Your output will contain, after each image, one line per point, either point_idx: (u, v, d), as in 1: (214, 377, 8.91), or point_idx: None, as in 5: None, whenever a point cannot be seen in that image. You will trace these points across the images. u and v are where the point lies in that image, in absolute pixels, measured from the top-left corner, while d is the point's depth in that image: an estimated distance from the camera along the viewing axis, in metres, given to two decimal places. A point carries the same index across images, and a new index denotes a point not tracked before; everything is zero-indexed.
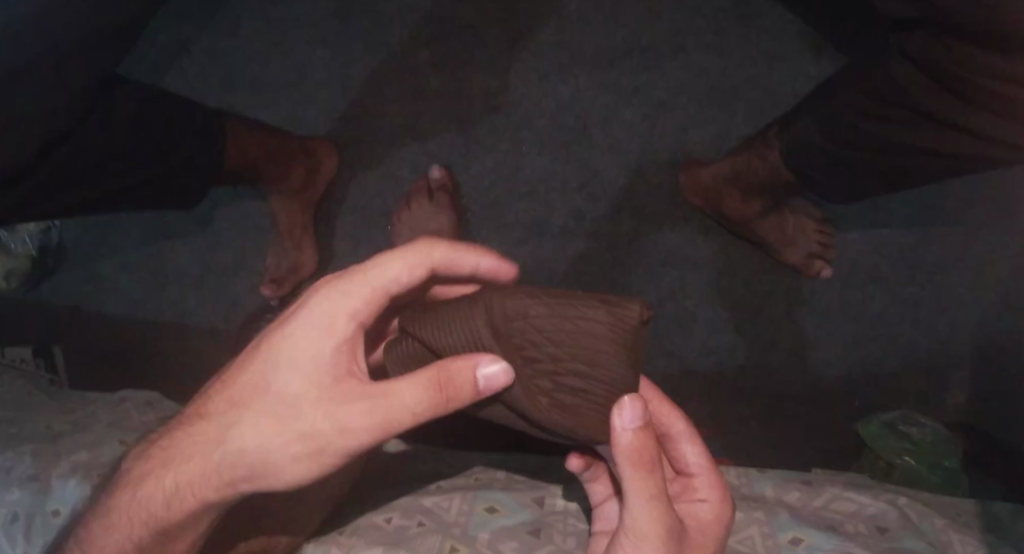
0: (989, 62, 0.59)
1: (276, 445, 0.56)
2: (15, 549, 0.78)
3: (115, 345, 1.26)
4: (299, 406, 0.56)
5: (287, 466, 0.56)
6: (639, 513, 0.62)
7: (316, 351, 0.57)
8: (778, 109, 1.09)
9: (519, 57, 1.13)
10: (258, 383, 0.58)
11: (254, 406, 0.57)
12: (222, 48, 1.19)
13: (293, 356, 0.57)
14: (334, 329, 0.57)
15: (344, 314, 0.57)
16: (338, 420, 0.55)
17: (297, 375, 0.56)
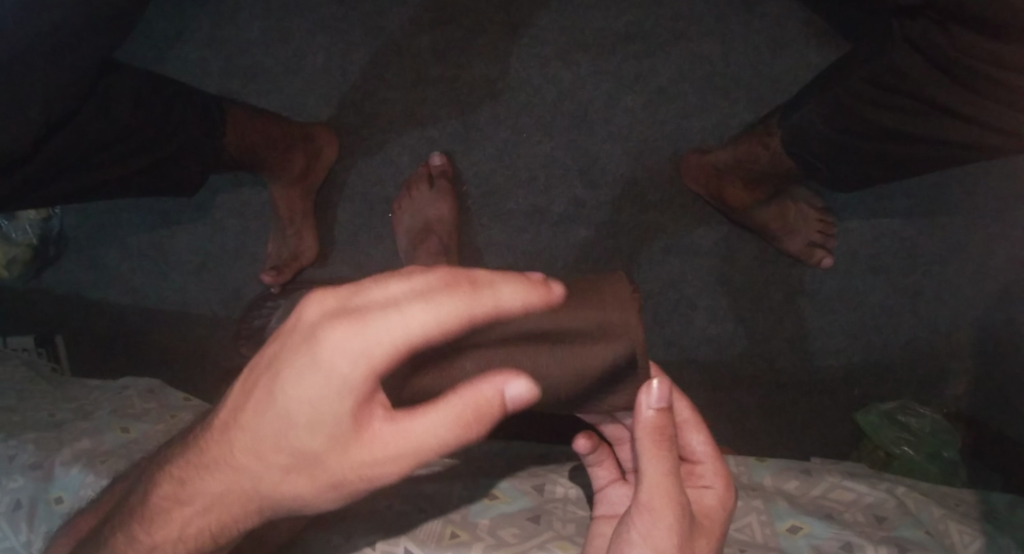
0: (991, 51, 0.60)
1: (301, 491, 0.48)
2: (18, 536, 0.80)
3: (116, 331, 1.26)
4: (315, 455, 0.46)
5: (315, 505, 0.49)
6: (655, 485, 0.64)
7: (318, 399, 0.44)
8: (781, 97, 1.08)
9: (520, 43, 1.12)
10: (263, 431, 0.47)
11: (264, 453, 0.48)
12: (221, 33, 1.18)
13: (303, 411, 0.45)
14: (334, 376, 0.43)
15: (342, 354, 0.42)
16: (360, 461, 0.46)
17: (311, 432, 0.45)
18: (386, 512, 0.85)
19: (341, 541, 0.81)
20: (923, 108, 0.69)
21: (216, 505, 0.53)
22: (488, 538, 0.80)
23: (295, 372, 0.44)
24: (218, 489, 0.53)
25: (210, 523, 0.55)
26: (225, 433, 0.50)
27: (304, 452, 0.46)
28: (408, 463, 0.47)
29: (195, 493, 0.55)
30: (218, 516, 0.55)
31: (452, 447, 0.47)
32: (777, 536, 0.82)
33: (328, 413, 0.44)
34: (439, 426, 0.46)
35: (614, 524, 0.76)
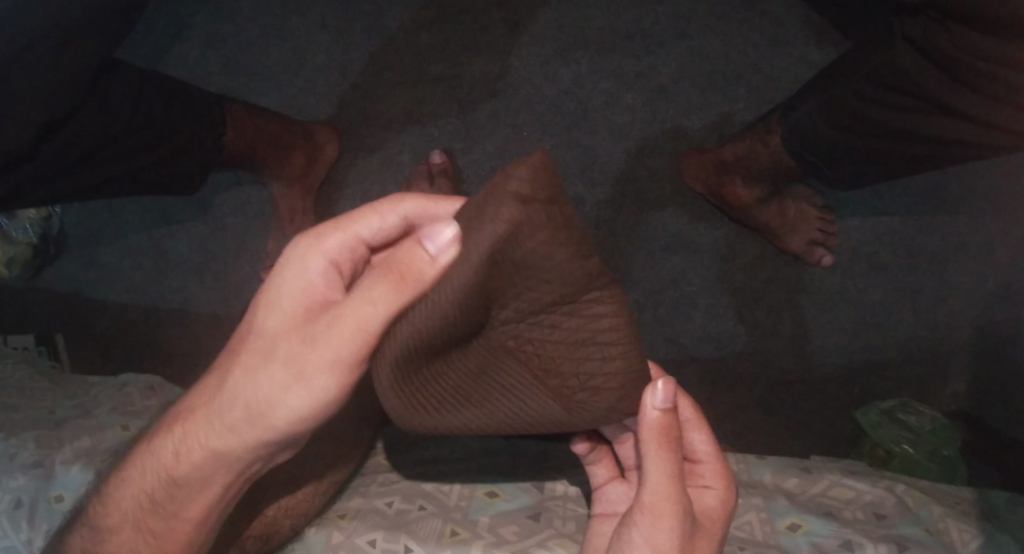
0: (991, 47, 0.60)
1: (268, 378, 0.60)
2: (18, 536, 0.80)
3: (116, 329, 1.26)
4: (280, 339, 0.60)
5: (280, 396, 0.60)
6: (657, 486, 0.64)
7: (290, 289, 0.61)
8: (782, 95, 1.08)
9: (520, 41, 1.12)
10: (249, 326, 0.62)
11: (247, 348, 0.61)
12: (221, 31, 1.17)
13: (275, 295, 0.61)
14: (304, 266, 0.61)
15: (316, 252, 0.61)
16: (316, 339, 0.59)
17: (279, 310, 0.61)
18: (386, 510, 0.85)
19: (340, 540, 0.82)
20: (923, 106, 0.69)
21: (205, 423, 0.64)
22: (488, 535, 0.81)
23: (277, 272, 0.62)
24: (209, 406, 0.64)
25: (198, 446, 0.65)
26: (226, 351, 0.64)
27: (275, 340, 0.60)
28: (352, 332, 0.57)
29: (191, 414, 0.66)
30: (202, 433, 0.64)
31: (391, 316, 0.56)
32: (778, 534, 0.82)
33: (293, 292, 0.60)
34: (379, 293, 0.56)
35: (612, 523, 0.76)
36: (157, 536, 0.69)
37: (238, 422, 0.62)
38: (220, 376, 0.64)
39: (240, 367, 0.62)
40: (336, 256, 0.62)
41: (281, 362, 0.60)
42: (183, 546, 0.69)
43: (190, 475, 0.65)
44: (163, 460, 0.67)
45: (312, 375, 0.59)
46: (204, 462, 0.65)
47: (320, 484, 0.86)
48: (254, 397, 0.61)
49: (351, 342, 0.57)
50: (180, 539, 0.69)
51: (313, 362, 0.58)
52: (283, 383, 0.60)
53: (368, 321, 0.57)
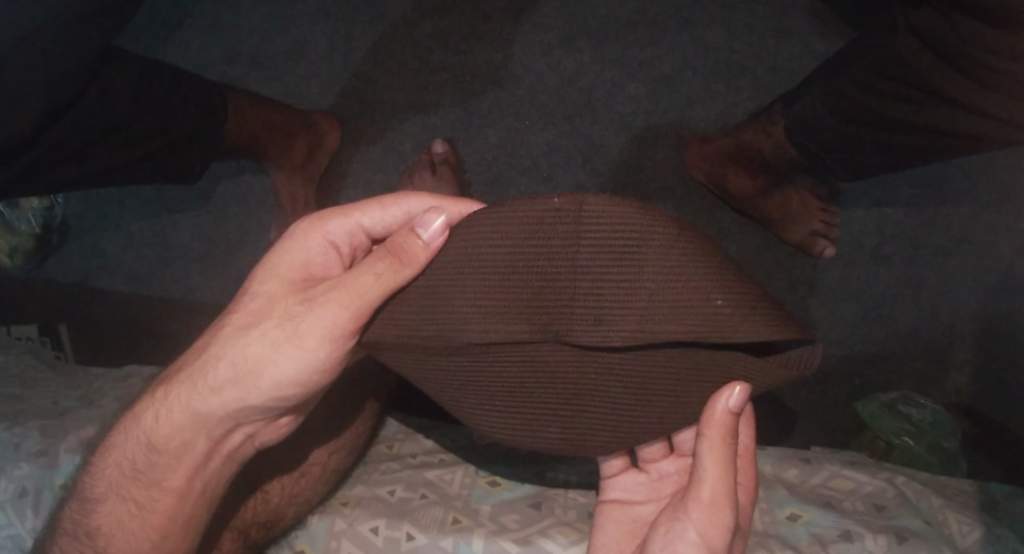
0: (992, 37, 0.60)
1: (257, 336, 0.64)
2: (24, 523, 0.82)
3: (118, 318, 1.27)
4: (274, 302, 0.65)
5: (266, 353, 0.63)
6: (712, 479, 0.62)
7: (291, 262, 0.67)
8: (785, 86, 1.07)
9: (522, 30, 1.11)
10: (245, 295, 0.67)
11: (240, 311, 0.66)
12: (221, 20, 1.17)
13: (274, 266, 0.67)
14: (308, 246, 0.67)
15: (319, 235, 0.67)
16: (308, 301, 0.63)
17: (279, 278, 0.66)
18: (388, 498, 0.86)
19: (343, 527, 0.82)
20: (925, 96, 0.69)
21: (189, 386, 0.67)
22: (490, 524, 0.82)
23: (284, 252, 0.67)
24: (194, 369, 0.67)
25: (182, 408, 0.67)
26: (217, 322, 0.69)
27: (269, 306, 0.65)
28: (347, 300, 0.60)
29: (174, 378, 0.69)
30: (186, 395, 0.67)
31: (388, 287, 0.60)
32: (777, 524, 0.83)
33: (294, 264, 0.67)
34: (380, 269, 0.60)
35: (630, 511, 0.74)
36: (140, 507, 0.70)
37: (224, 381, 0.65)
38: (210, 341, 0.67)
39: (231, 329, 0.66)
40: (331, 240, 0.68)
41: (275, 323, 0.63)
42: (164, 518, 0.69)
43: (171, 438, 0.68)
44: (145, 427, 0.69)
45: (306, 334, 0.62)
46: (185, 424, 0.67)
47: (324, 470, 0.87)
48: (245, 355, 0.64)
49: (345, 311, 0.61)
50: (161, 511, 0.70)
51: (307, 326, 0.62)
52: (275, 345, 0.63)
53: (362, 292, 0.60)
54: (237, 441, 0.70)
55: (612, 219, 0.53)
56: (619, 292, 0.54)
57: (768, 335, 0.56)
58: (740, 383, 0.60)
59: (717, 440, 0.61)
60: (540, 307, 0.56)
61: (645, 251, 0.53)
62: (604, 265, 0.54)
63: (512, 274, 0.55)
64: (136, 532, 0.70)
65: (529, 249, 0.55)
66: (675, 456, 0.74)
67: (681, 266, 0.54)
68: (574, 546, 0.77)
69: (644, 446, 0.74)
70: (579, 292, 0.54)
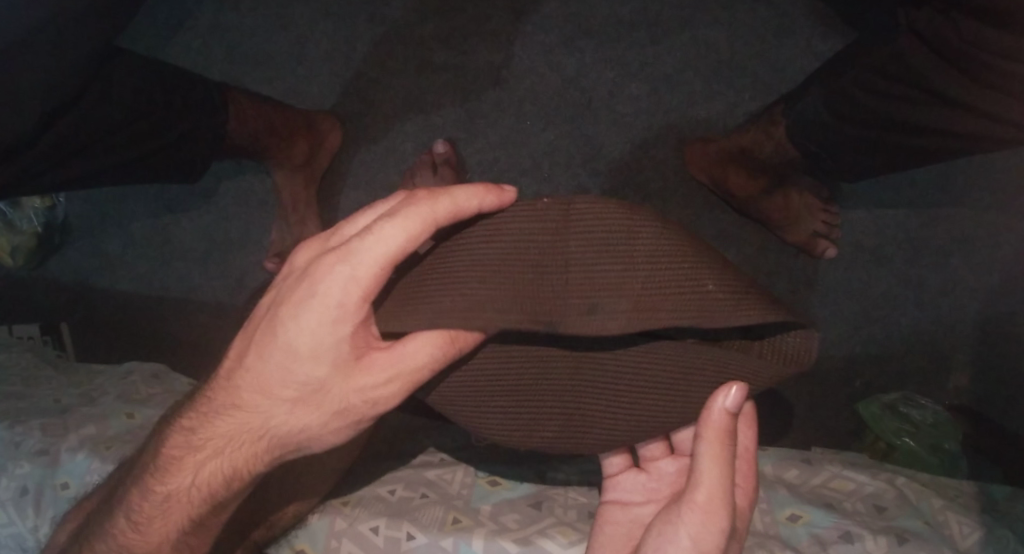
0: (995, 37, 0.60)
1: (315, 418, 0.59)
2: (25, 523, 0.82)
3: (120, 317, 1.27)
4: (328, 385, 0.58)
5: (327, 432, 0.60)
6: (709, 483, 0.62)
7: (329, 335, 0.56)
8: (787, 86, 1.07)
9: (524, 30, 1.11)
10: (278, 365, 0.58)
11: (285, 389, 0.59)
12: (223, 20, 1.17)
13: (297, 344, 0.57)
14: (346, 310, 0.55)
15: (354, 291, 0.55)
16: (362, 386, 0.58)
17: (318, 357, 0.57)
18: (389, 497, 0.86)
19: (343, 526, 0.82)
20: (927, 97, 0.68)
21: (243, 459, 0.63)
22: (490, 523, 0.82)
23: (319, 320, 0.56)
24: (243, 442, 0.62)
25: (239, 476, 0.64)
26: (253, 390, 0.60)
27: (317, 384, 0.58)
28: (401, 380, 0.58)
29: (218, 446, 0.64)
30: (230, 457, 0.63)
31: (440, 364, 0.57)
32: (778, 525, 0.82)
33: (328, 329, 0.56)
34: (423, 342, 0.56)
35: (629, 512, 0.73)
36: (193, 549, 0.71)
37: (268, 446, 0.62)
38: (242, 403, 0.61)
39: (286, 406, 0.59)
40: (363, 313, 0.56)
41: (333, 409, 0.59)
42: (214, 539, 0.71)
43: (229, 498, 0.66)
44: (188, 489, 0.66)
45: (365, 417, 0.60)
46: (241, 488, 0.65)
47: (325, 466, 0.89)
48: (304, 433, 0.60)
49: (397, 384, 0.58)
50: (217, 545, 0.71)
51: (365, 405, 0.59)
52: (332, 423, 0.60)
53: (414, 364, 0.57)
54: None
55: (598, 214, 0.56)
56: (611, 280, 0.55)
57: (760, 319, 0.54)
58: (738, 381, 0.58)
59: (714, 440, 0.60)
60: (531, 297, 0.55)
61: (636, 245, 0.56)
62: (595, 258, 0.56)
63: (506, 265, 0.56)
64: None
65: (523, 246, 0.57)
66: (675, 456, 0.74)
67: (669, 257, 0.55)
68: (574, 547, 0.77)
69: (645, 443, 0.74)
70: (571, 281, 0.56)
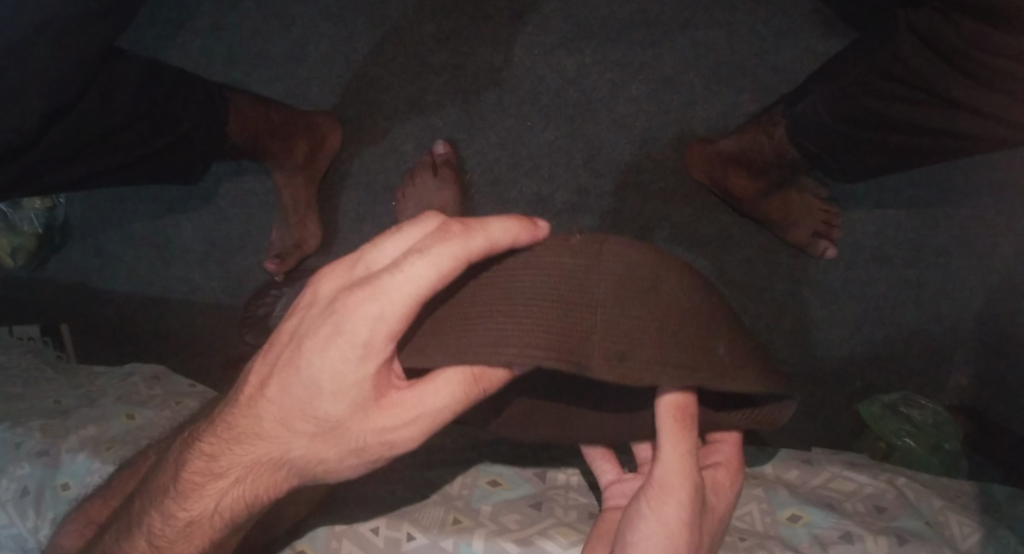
0: (993, 38, 0.60)
1: (331, 457, 0.57)
2: (26, 524, 0.81)
3: (120, 318, 1.27)
4: (347, 425, 0.55)
5: (344, 470, 0.58)
6: (669, 460, 0.64)
7: (351, 376, 0.53)
8: (787, 87, 1.07)
9: (524, 30, 1.11)
10: (298, 401, 0.55)
11: (304, 427, 0.56)
12: (223, 21, 1.17)
13: (315, 381, 0.54)
14: (369, 351, 0.52)
15: (380, 334, 0.52)
16: (381, 428, 0.55)
17: (338, 398, 0.54)
18: (389, 498, 0.86)
19: (344, 527, 0.82)
20: (926, 97, 0.69)
21: (258, 489, 0.61)
22: (490, 523, 0.82)
23: (341, 361, 0.53)
24: (258, 473, 0.60)
25: (255, 504, 0.62)
26: (270, 424, 0.57)
27: (336, 424, 0.55)
28: (419, 424, 0.56)
29: (233, 474, 0.61)
30: (251, 485, 0.61)
31: (459, 407, 0.57)
32: (778, 525, 0.82)
33: (350, 370, 0.53)
34: (444, 380, 0.56)
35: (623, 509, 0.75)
36: None
37: (286, 478, 0.59)
38: (258, 434, 0.58)
39: (302, 443, 0.57)
40: (387, 353, 0.53)
41: (350, 448, 0.56)
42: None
43: (245, 524, 0.64)
44: (201, 515, 0.63)
45: (382, 457, 0.58)
46: (256, 516, 0.63)
47: None
48: (321, 469, 0.58)
49: (415, 425, 0.56)
50: None
51: (380, 448, 0.57)
52: (349, 463, 0.57)
53: (434, 409, 0.56)
54: None
55: (631, 259, 0.58)
56: (640, 328, 0.57)
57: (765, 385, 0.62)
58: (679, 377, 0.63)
59: (667, 416, 0.64)
60: (562, 335, 0.55)
61: (662, 297, 0.59)
62: (625, 304, 0.57)
63: (537, 302, 0.56)
64: None
65: (555, 284, 0.57)
66: None
67: (690, 313, 0.59)
68: (574, 547, 0.77)
69: (638, 444, 0.79)
70: (604, 327, 0.56)
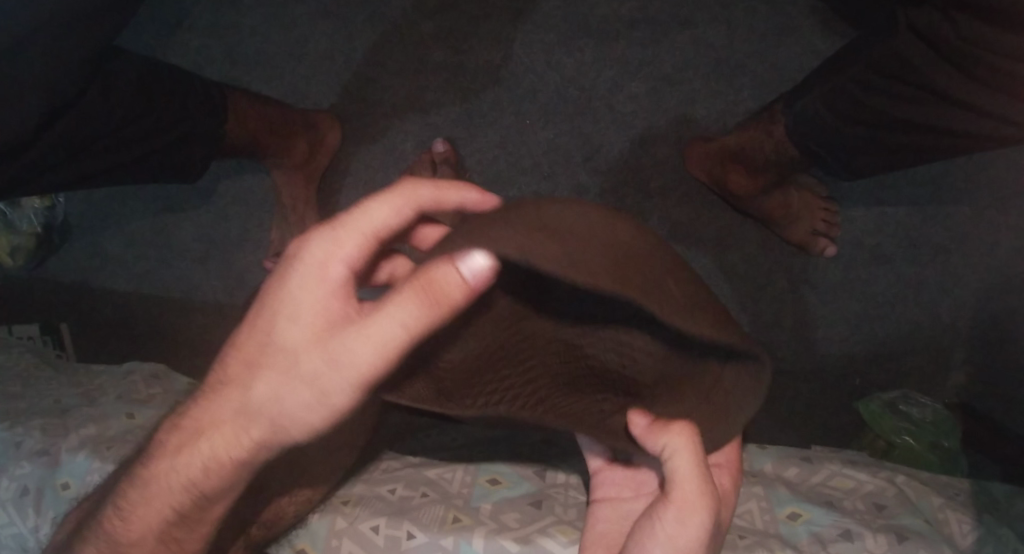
0: (993, 36, 0.60)
1: (290, 394, 0.54)
2: (26, 523, 0.81)
3: (120, 316, 1.28)
4: (303, 354, 0.54)
5: (303, 411, 0.54)
6: (686, 479, 0.60)
7: (307, 301, 0.54)
8: (786, 85, 1.07)
9: (523, 29, 1.11)
10: (258, 338, 0.55)
11: (264, 364, 0.55)
12: (222, 19, 1.17)
13: (276, 313, 0.55)
14: (326, 276, 0.54)
15: (336, 259, 0.54)
16: (335, 355, 0.52)
17: (295, 324, 0.54)
18: (389, 496, 0.86)
19: (344, 526, 0.82)
20: (926, 95, 0.68)
21: (219, 445, 0.58)
22: (490, 522, 0.82)
23: (298, 289, 0.54)
24: (220, 425, 0.58)
25: (218, 465, 0.59)
26: (235, 368, 0.57)
27: (291, 357, 0.54)
28: (376, 347, 0.51)
29: (197, 431, 0.60)
30: (215, 443, 0.58)
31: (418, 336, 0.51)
32: (777, 523, 0.82)
33: (308, 299, 0.54)
34: (402, 302, 0.50)
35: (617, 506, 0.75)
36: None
37: (247, 426, 0.57)
38: (224, 381, 0.58)
39: (262, 383, 0.55)
40: (344, 284, 0.54)
41: (308, 382, 0.54)
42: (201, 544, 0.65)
43: (213, 494, 0.61)
44: (172, 483, 0.61)
45: (340, 396, 0.54)
46: (223, 480, 0.60)
47: (326, 466, 0.88)
48: (282, 413, 0.55)
49: (374, 352, 0.51)
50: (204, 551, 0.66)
51: (337, 381, 0.53)
52: (309, 402, 0.54)
53: (390, 334, 0.51)
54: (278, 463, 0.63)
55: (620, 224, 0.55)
56: (611, 257, 0.50)
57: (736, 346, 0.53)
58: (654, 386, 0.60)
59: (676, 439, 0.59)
60: (523, 232, 0.49)
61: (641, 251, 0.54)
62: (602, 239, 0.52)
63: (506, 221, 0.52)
64: None
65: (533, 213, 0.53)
66: None
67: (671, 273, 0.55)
68: (574, 546, 0.78)
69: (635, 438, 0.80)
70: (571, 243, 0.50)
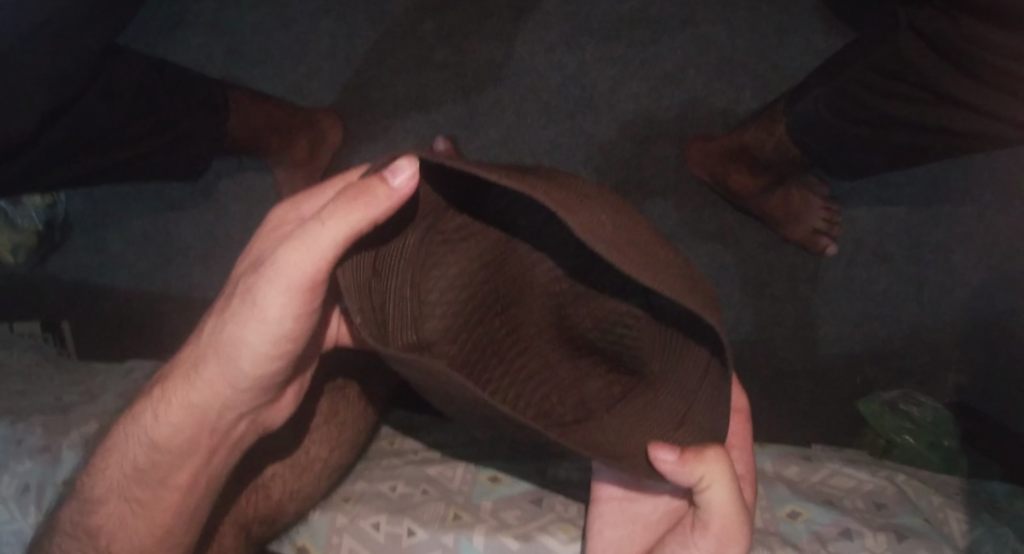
0: (992, 37, 0.59)
1: (229, 313, 0.59)
2: (26, 520, 0.82)
3: (120, 314, 1.28)
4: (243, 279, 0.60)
5: (238, 327, 0.58)
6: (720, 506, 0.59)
7: (259, 244, 0.61)
8: (788, 84, 1.06)
9: (525, 27, 1.11)
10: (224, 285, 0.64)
11: (222, 299, 0.63)
12: (223, 17, 1.17)
13: (240, 261, 0.63)
14: (278, 223, 0.61)
15: (289, 210, 0.62)
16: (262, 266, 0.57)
17: (246, 262, 0.62)
18: (389, 493, 0.86)
19: (344, 523, 0.83)
20: (927, 95, 0.68)
21: (183, 379, 0.65)
22: (490, 519, 0.82)
23: (256, 238, 0.62)
24: (187, 366, 0.65)
25: (178, 404, 0.65)
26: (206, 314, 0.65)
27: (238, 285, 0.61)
28: (309, 248, 0.51)
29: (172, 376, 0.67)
30: (179, 380, 0.65)
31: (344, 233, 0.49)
32: (777, 521, 0.82)
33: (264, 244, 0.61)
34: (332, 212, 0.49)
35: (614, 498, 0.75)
36: (143, 505, 0.68)
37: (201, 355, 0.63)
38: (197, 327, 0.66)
39: (216, 315, 0.62)
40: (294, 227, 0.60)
41: (241, 298, 0.58)
42: (169, 514, 0.68)
43: (174, 438, 0.65)
44: (146, 426, 0.67)
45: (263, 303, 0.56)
46: (181, 417, 0.64)
47: (326, 466, 0.86)
48: (224, 335, 0.60)
49: (306, 258, 0.52)
50: (167, 505, 0.68)
51: (266, 292, 0.55)
52: (243, 319, 0.58)
53: (320, 238, 0.50)
54: (243, 430, 0.69)
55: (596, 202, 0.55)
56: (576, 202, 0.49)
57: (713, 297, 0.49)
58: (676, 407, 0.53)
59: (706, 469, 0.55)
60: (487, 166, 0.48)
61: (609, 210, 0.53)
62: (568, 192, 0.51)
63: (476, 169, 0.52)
64: (141, 530, 0.68)
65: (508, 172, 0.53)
66: None
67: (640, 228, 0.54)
68: (574, 543, 0.78)
69: None
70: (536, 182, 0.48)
